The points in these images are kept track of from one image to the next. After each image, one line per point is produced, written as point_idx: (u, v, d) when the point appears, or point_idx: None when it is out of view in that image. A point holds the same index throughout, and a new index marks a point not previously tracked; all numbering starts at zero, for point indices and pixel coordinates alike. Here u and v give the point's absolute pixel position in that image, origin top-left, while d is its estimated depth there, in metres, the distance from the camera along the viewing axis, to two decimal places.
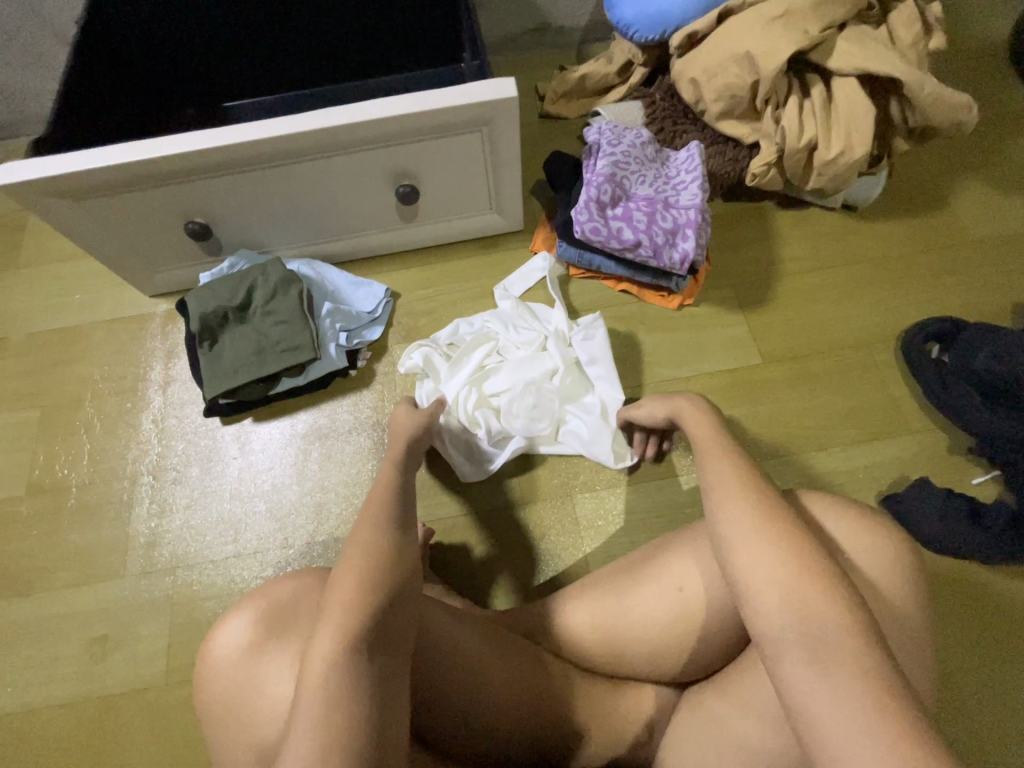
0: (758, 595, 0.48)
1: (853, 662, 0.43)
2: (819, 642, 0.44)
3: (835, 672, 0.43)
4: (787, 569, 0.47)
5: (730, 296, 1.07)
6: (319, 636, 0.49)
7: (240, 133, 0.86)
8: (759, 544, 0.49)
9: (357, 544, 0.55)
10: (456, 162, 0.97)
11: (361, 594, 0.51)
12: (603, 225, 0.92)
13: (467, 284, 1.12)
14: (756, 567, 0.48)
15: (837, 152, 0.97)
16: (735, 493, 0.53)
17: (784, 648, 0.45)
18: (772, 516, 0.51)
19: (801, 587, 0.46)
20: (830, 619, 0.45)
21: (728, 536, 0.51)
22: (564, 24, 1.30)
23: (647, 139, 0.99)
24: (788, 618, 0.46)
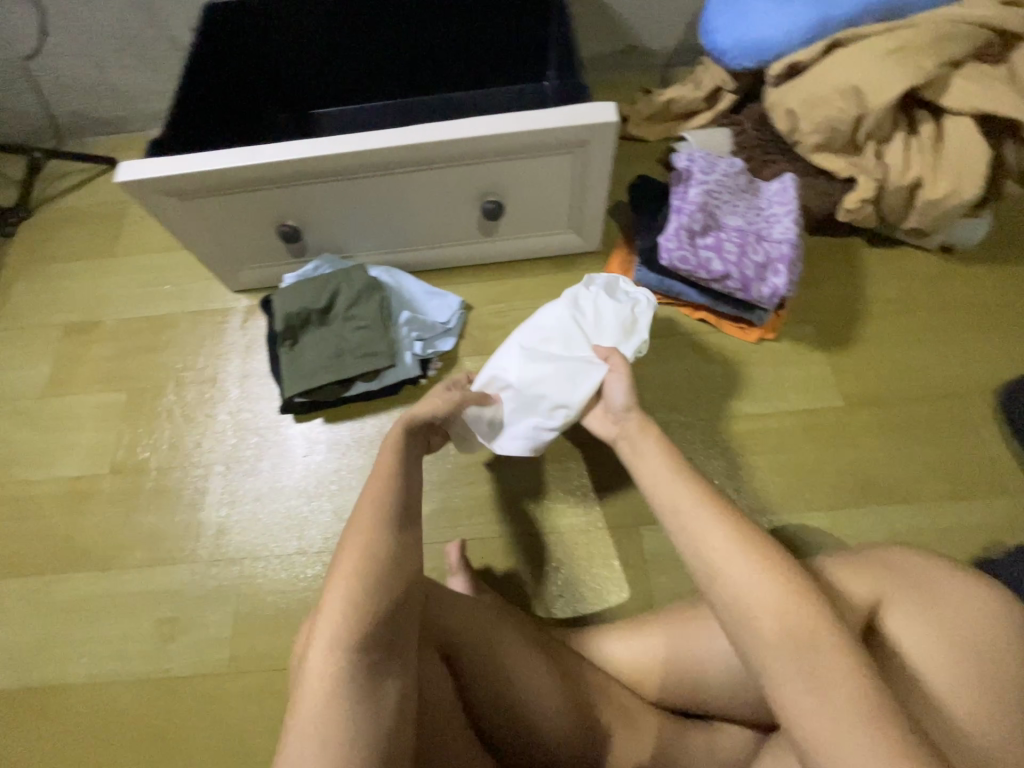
0: (754, 619, 0.45)
1: (850, 682, 0.41)
2: (809, 666, 0.42)
3: (835, 696, 0.40)
4: (767, 587, 0.45)
5: (812, 334, 1.03)
6: (314, 646, 0.47)
7: (340, 145, 0.88)
8: (737, 558, 0.47)
9: (352, 540, 0.51)
10: (544, 181, 0.97)
11: (367, 600, 0.48)
12: (692, 255, 0.90)
13: (540, 302, 1.12)
14: (742, 586, 0.46)
15: (944, 193, 0.93)
16: (694, 513, 0.51)
17: (780, 670, 0.43)
18: (743, 528, 0.49)
19: (781, 603, 0.44)
20: (820, 634, 0.43)
21: (699, 556, 0.49)
22: (652, 48, 1.30)
23: (740, 168, 0.96)
24: (783, 639, 0.43)
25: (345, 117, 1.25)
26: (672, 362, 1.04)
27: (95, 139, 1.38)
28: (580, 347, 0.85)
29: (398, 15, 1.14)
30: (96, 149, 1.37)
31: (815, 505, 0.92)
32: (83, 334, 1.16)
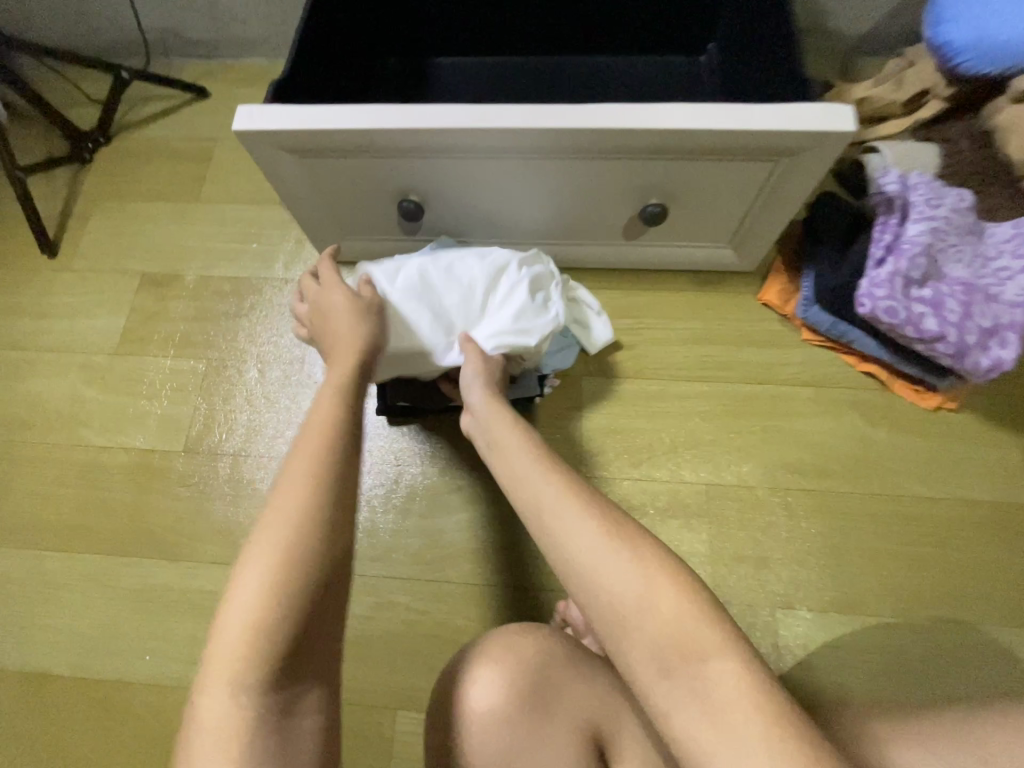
0: (638, 636, 0.43)
1: (743, 695, 0.40)
2: (700, 686, 0.41)
3: (736, 720, 0.39)
4: (649, 601, 0.44)
5: (1005, 410, 0.87)
6: (218, 682, 0.42)
7: (501, 117, 0.72)
8: (617, 567, 0.45)
9: (258, 549, 0.46)
10: (726, 188, 0.81)
11: (266, 628, 0.43)
12: (902, 308, 0.74)
13: (677, 323, 0.97)
14: (617, 596, 0.45)
15: None
16: (565, 511, 0.50)
17: (676, 696, 0.41)
18: (620, 531, 0.48)
19: (665, 614, 0.43)
20: (711, 649, 0.42)
21: (577, 559, 0.47)
22: (843, 29, 1.09)
23: (970, 204, 0.78)
24: (673, 656, 0.42)
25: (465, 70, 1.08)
26: (831, 419, 0.89)
27: (183, 61, 1.23)
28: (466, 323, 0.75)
29: None
30: (184, 73, 1.22)
31: (983, 616, 0.79)
32: (161, 289, 1.05)
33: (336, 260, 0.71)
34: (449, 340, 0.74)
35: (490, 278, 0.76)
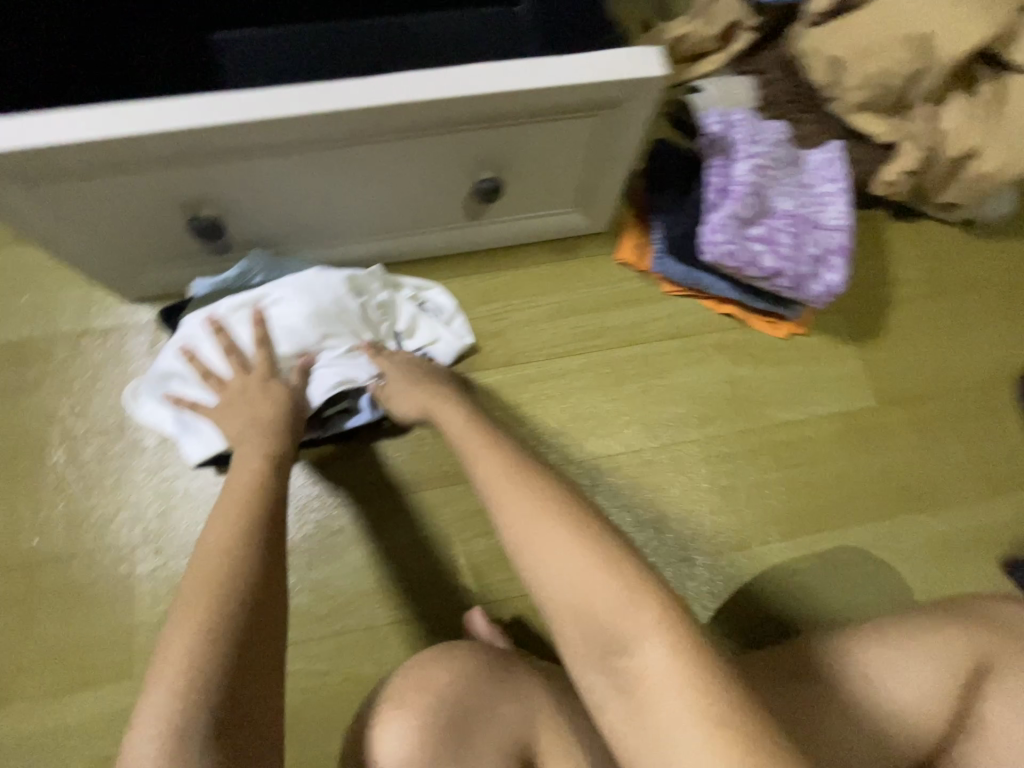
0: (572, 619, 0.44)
1: (665, 671, 0.41)
2: (614, 655, 0.43)
3: (658, 691, 0.41)
4: (586, 584, 0.44)
5: (843, 325, 0.94)
6: (143, 725, 0.43)
7: (278, 102, 0.59)
8: (561, 554, 0.46)
9: (184, 606, 0.48)
10: (556, 150, 0.75)
11: (203, 671, 0.45)
12: (741, 249, 0.74)
13: (540, 299, 0.92)
14: (562, 581, 0.45)
15: (992, 168, 0.83)
16: (507, 489, 0.52)
17: (602, 670, 0.43)
18: (566, 524, 0.48)
19: (598, 598, 0.44)
20: (636, 627, 0.42)
21: (518, 541, 0.49)
22: None
23: (784, 136, 0.80)
24: (597, 632, 0.43)
25: None
26: (700, 367, 0.91)
27: None
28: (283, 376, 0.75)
29: None
30: None
31: (850, 517, 0.87)
32: None
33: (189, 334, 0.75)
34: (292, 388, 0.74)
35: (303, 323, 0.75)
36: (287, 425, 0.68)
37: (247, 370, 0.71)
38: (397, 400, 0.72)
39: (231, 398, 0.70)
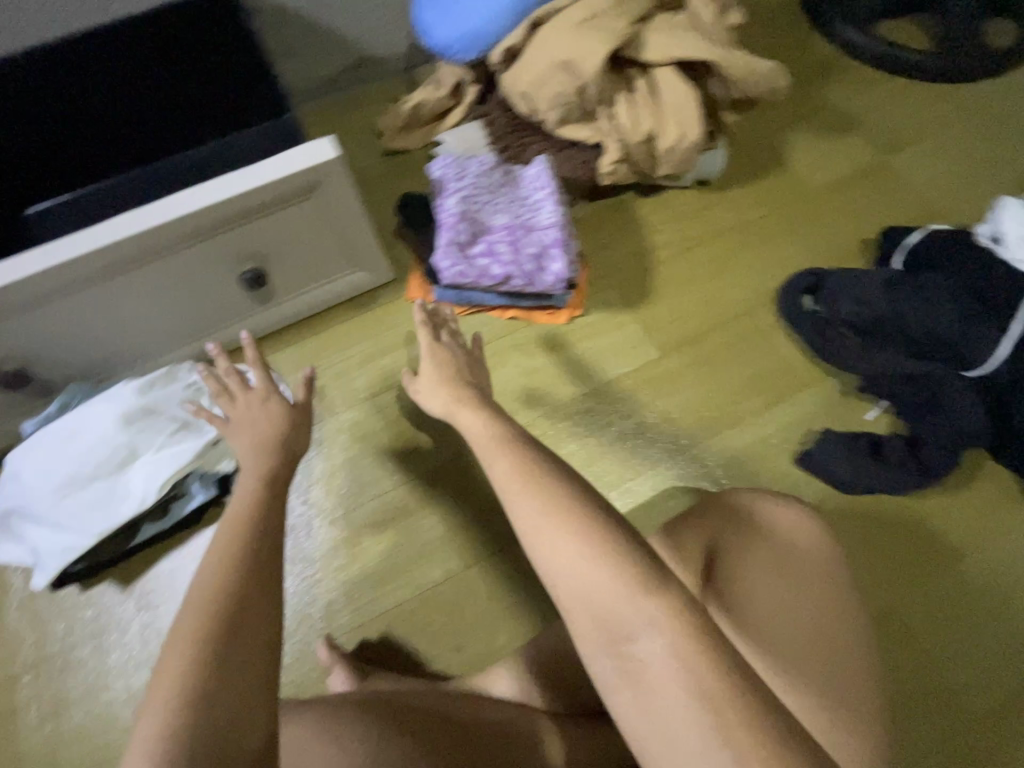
0: (568, 606, 0.49)
1: (666, 663, 0.44)
2: (629, 657, 0.46)
3: (656, 680, 0.44)
4: (604, 583, 0.47)
5: (615, 298, 1.08)
6: (144, 716, 0.42)
7: (17, 268, 0.70)
8: (555, 540, 0.49)
9: (184, 625, 0.46)
10: (296, 232, 0.88)
11: (177, 693, 0.42)
12: (469, 267, 0.87)
13: (351, 351, 1.05)
14: (560, 565, 0.49)
15: (673, 142, 0.98)
16: (519, 486, 0.54)
17: (596, 648, 0.48)
18: (592, 520, 0.50)
19: (605, 595, 0.47)
20: (650, 612, 0.45)
21: (523, 525, 0.52)
22: (384, 53, 1.25)
23: (491, 164, 0.95)
24: (599, 618, 0.47)
25: (72, 207, 1.01)
26: (500, 368, 1.03)
27: None
28: (107, 485, 0.83)
29: (78, 76, 0.90)
30: None
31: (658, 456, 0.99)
32: None
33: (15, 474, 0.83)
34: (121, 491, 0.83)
35: (113, 433, 0.83)
36: (291, 439, 0.68)
37: (247, 389, 0.71)
38: (426, 389, 0.73)
39: (238, 416, 0.69)
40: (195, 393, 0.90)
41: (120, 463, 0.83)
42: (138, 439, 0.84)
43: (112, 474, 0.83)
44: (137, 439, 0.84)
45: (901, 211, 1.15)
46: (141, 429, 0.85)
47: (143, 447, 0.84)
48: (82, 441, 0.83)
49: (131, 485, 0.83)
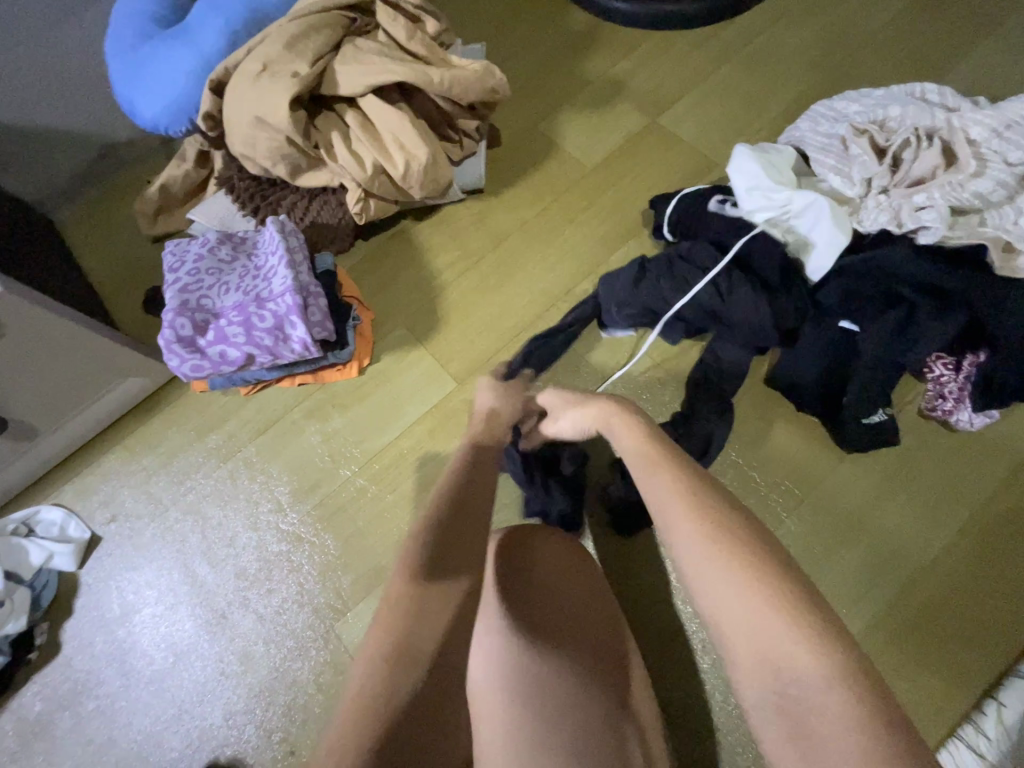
0: (731, 642, 0.47)
1: (844, 729, 0.40)
2: (789, 700, 0.43)
3: (827, 749, 0.40)
4: (787, 635, 0.44)
5: (404, 334, 1.04)
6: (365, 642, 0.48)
7: None
8: (733, 594, 0.47)
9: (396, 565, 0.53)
10: (20, 368, 0.82)
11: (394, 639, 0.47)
12: (204, 359, 0.84)
13: (144, 458, 1.00)
14: (726, 613, 0.47)
15: (403, 164, 0.93)
16: (682, 517, 0.52)
17: (763, 718, 0.44)
18: (755, 568, 0.47)
19: (787, 649, 0.44)
20: (809, 671, 0.43)
21: (693, 573, 0.50)
22: (128, 136, 1.19)
23: (215, 241, 0.90)
24: (758, 659, 0.45)
25: None
26: (296, 442, 0.99)
27: None
28: None
29: None
30: None
31: None
32: None
33: None
34: None
35: None
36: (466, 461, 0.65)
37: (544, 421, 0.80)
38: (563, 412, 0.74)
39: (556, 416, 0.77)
40: None
41: None
42: None
43: None
44: None
45: (677, 172, 1.13)
46: None
47: None
48: None
49: None
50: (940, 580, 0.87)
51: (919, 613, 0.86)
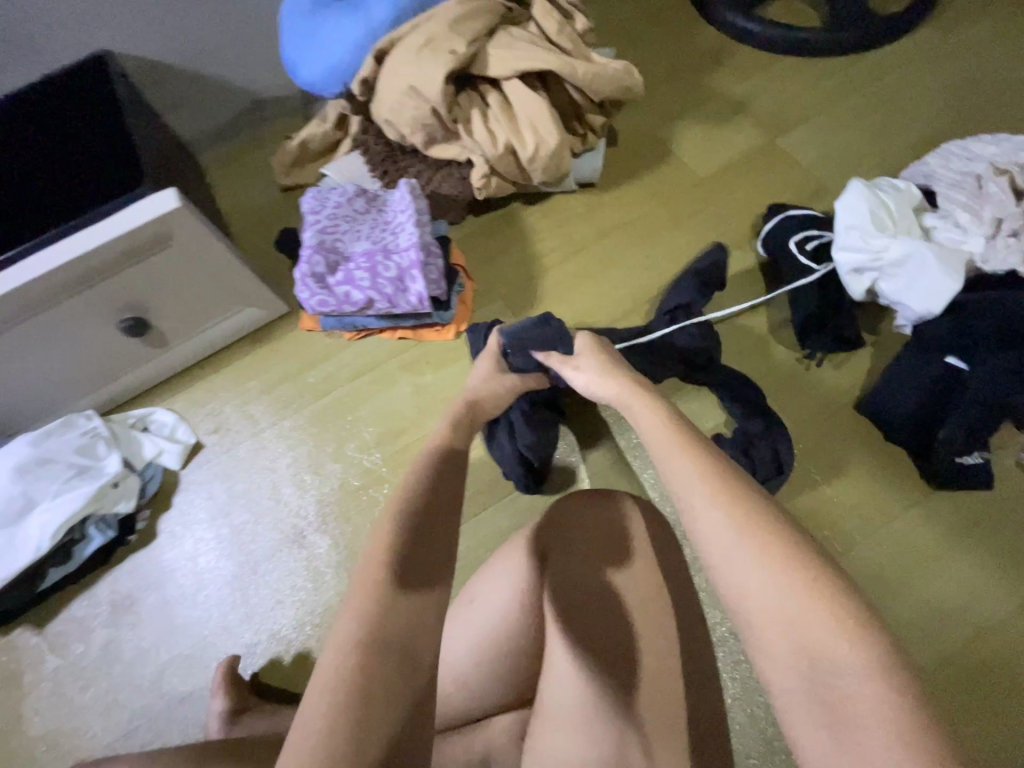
0: (755, 620, 0.45)
1: (877, 714, 0.39)
2: (824, 687, 0.41)
3: (857, 733, 0.39)
4: (820, 621, 0.43)
5: (501, 308, 1.09)
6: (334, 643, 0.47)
7: None
8: (756, 571, 0.46)
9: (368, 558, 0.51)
10: (172, 279, 0.92)
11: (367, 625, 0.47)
12: (330, 296, 0.91)
13: (248, 383, 1.09)
14: (752, 590, 0.46)
15: (533, 148, 0.99)
16: (712, 499, 0.51)
17: (793, 701, 0.42)
18: (782, 550, 0.47)
19: (817, 629, 0.43)
20: (843, 654, 0.42)
21: (717, 551, 0.48)
22: (275, 93, 1.29)
23: (353, 193, 0.98)
24: (787, 640, 0.43)
25: None
26: (388, 390, 1.06)
27: None
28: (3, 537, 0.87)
29: None
30: None
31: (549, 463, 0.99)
32: None
33: None
34: (19, 542, 0.87)
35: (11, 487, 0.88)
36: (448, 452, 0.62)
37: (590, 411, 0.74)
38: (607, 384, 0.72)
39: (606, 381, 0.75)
40: (99, 439, 0.97)
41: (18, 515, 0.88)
42: (35, 490, 0.89)
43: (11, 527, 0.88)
44: (35, 491, 0.89)
45: (787, 193, 1.14)
46: (41, 480, 0.90)
47: (43, 498, 0.90)
48: None
49: (30, 536, 0.88)
50: (1013, 637, 0.85)
51: (986, 666, 0.84)
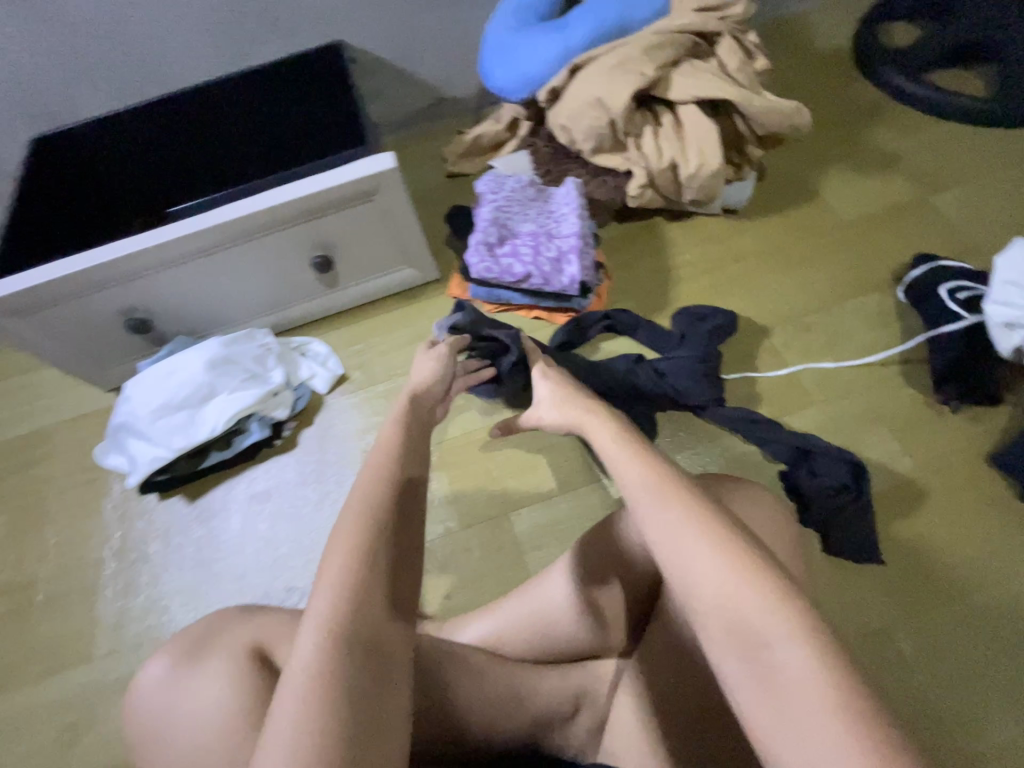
0: (695, 604, 0.44)
1: (808, 682, 0.38)
2: (760, 667, 0.40)
3: (795, 706, 0.38)
4: (753, 600, 0.42)
5: (632, 308, 1.17)
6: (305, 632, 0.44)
7: (168, 233, 0.96)
8: (690, 554, 0.45)
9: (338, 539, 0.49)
10: (363, 228, 1.08)
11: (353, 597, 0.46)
12: (494, 264, 1.02)
13: (394, 333, 1.22)
14: (691, 576, 0.44)
15: (696, 166, 1.08)
16: (655, 489, 0.49)
17: (737, 683, 0.41)
18: (712, 526, 0.46)
19: (747, 605, 0.42)
20: (774, 631, 0.40)
21: (659, 541, 0.47)
22: (459, 94, 1.47)
23: (526, 182, 1.10)
24: (723, 625, 0.42)
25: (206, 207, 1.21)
26: None
27: None
28: (189, 413, 1.04)
29: (227, 115, 1.21)
30: None
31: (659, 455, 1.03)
32: None
33: (125, 398, 1.06)
34: (200, 419, 1.04)
35: (202, 374, 1.05)
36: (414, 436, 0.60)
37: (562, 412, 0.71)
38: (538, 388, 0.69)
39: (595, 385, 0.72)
40: (271, 352, 1.13)
41: (201, 399, 1.04)
42: (217, 383, 1.05)
43: (194, 407, 1.04)
44: (217, 383, 1.05)
45: (934, 248, 1.15)
46: (223, 374, 1.06)
47: (223, 389, 1.05)
48: (178, 378, 1.05)
49: (209, 418, 1.04)
50: None
51: None
